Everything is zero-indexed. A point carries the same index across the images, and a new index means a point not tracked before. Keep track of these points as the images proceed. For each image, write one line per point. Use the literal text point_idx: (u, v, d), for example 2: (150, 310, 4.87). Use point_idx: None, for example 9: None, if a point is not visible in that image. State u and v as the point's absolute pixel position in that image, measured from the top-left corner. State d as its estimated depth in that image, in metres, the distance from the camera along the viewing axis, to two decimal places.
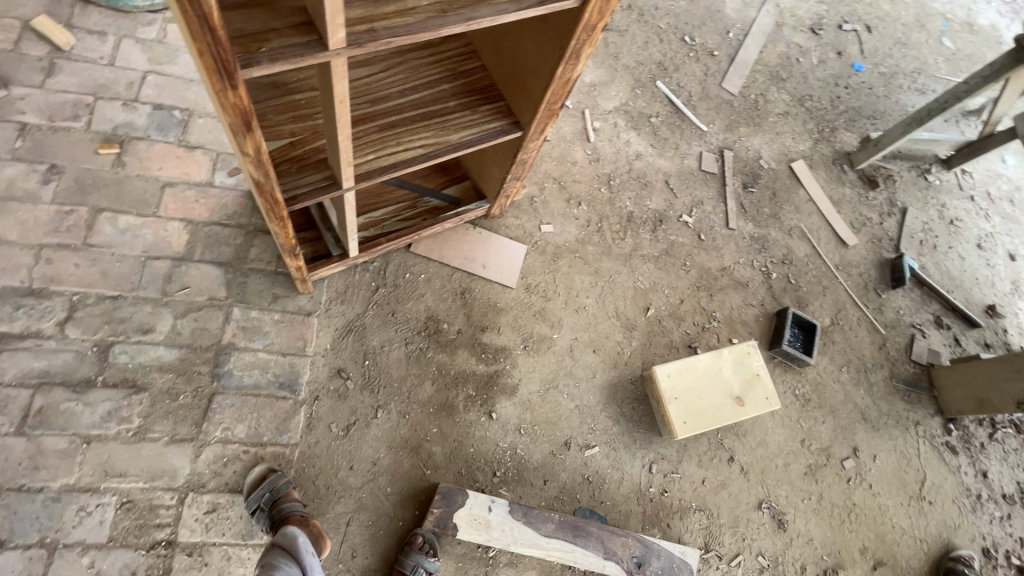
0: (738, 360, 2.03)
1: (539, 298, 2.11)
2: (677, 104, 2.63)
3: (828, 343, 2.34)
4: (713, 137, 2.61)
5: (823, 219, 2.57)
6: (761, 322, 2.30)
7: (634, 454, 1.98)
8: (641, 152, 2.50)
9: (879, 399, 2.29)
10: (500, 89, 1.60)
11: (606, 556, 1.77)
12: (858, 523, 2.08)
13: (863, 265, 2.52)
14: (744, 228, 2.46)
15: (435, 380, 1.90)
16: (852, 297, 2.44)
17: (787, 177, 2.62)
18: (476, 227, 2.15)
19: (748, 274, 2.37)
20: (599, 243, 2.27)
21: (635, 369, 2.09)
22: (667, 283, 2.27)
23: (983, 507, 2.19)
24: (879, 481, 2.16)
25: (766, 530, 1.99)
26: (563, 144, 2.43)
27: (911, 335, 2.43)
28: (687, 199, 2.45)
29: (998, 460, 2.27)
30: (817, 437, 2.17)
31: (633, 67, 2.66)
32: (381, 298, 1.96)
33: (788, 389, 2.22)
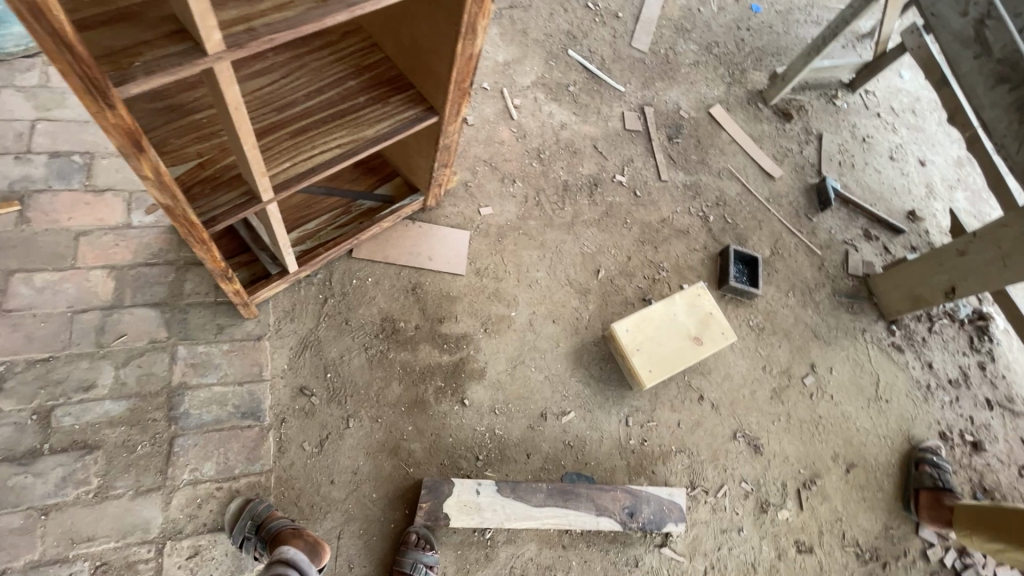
0: (691, 303, 2.11)
1: (491, 280, 2.12)
2: (592, 70, 2.68)
3: (771, 272, 2.45)
4: (632, 96, 2.67)
5: (747, 157, 2.68)
6: (707, 264, 2.39)
7: (609, 412, 2.02)
8: (566, 122, 2.53)
9: (826, 315, 2.42)
10: (408, 78, 1.60)
11: (599, 512, 1.82)
12: (826, 434, 2.20)
13: (791, 193, 2.65)
14: (676, 177, 2.54)
15: (402, 379, 1.89)
16: (786, 226, 2.57)
17: (708, 123, 2.71)
18: (416, 222, 2.13)
19: (687, 221, 2.45)
20: (539, 216, 2.29)
21: (596, 332, 2.14)
22: (612, 244, 2.32)
23: (933, 395, 2.36)
24: (838, 391, 2.29)
25: (745, 457, 2.09)
26: (488, 126, 2.44)
27: (845, 251, 2.58)
28: (617, 159, 2.51)
29: (939, 350, 2.45)
30: (776, 361, 2.28)
31: (543, 40, 2.69)
32: (331, 309, 1.93)
33: (742, 322, 2.32)
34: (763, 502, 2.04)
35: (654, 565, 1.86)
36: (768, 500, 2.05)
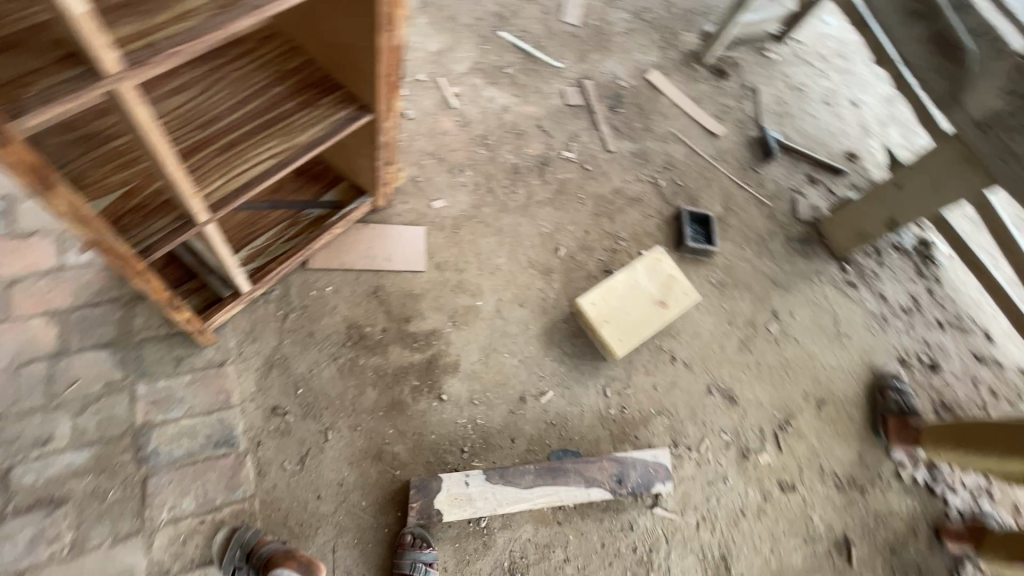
0: (651, 268, 2.14)
1: (452, 273, 2.11)
2: (527, 49, 2.66)
3: (725, 228, 2.51)
4: (570, 71, 2.67)
5: (689, 119, 2.72)
6: (663, 228, 2.43)
7: (587, 385, 2.05)
8: (507, 104, 2.52)
9: (781, 262, 2.50)
10: (336, 78, 1.55)
11: (588, 484, 1.85)
12: (795, 375, 2.29)
13: (735, 149, 2.71)
14: (623, 147, 2.56)
15: (375, 384, 1.87)
16: (734, 181, 2.63)
17: (647, 89, 2.74)
18: (368, 224, 2.10)
19: (638, 188, 2.48)
20: (493, 203, 2.28)
21: (564, 309, 2.15)
22: (569, 220, 2.33)
23: (889, 324, 2.48)
24: (801, 333, 2.38)
25: (721, 409, 2.15)
26: (429, 118, 2.41)
27: (792, 198, 2.66)
28: (563, 136, 2.51)
29: (889, 281, 2.57)
30: (740, 313, 2.35)
31: (473, 25, 2.66)
32: (293, 324, 1.89)
33: (703, 279, 2.38)
34: (744, 449, 2.11)
35: (648, 527, 1.91)
36: (748, 446, 2.12)
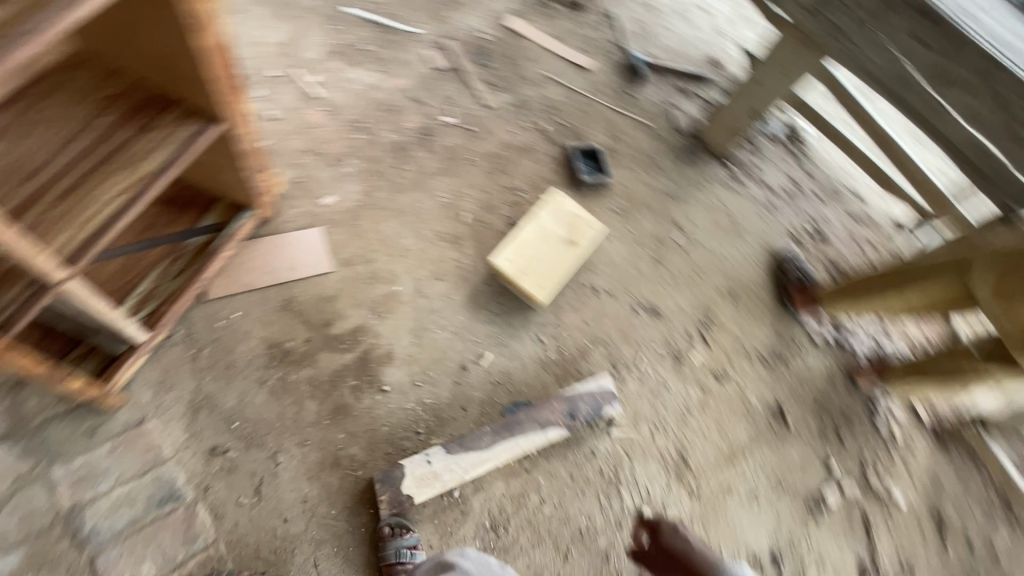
0: (554, 211, 2.20)
1: (362, 265, 2.07)
2: (379, 20, 2.55)
3: (615, 156, 2.60)
4: (429, 34, 2.60)
5: (557, 57, 2.75)
6: (557, 171, 2.49)
7: (522, 338, 2.11)
8: (374, 82, 2.43)
9: (672, 175, 2.63)
10: (169, 94, 1.45)
11: (544, 427, 1.94)
12: (707, 275, 2.46)
13: (607, 78, 2.78)
14: (500, 100, 2.56)
15: (313, 395, 1.83)
16: (613, 109, 2.71)
17: (510, 37, 2.73)
18: (260, 239, 2.00)
19: (525, 138, 2.51)
20: (385, 186, 2.23)
21: (483, 271, 2.17)
22: (466, 185, 2.33)
23: (777, 208, 2.70)
24: (704, 236, 2.55)
25: (649, 325, 2.29)
26: (296, 114, 2.29)
27: (669, 113, 2.78)
28: (439, 102, 2.47)
29: (769, 169, 2.78)
30: (645, 232, 2.47)
31: (317, 6, 2.52)
32: (209, 360, 1.80)
33: (605, 210, 2.47)
34: (677, 354, 2.27)
35: (610, 449, 2.03)
36: (680, 351, 2.28)
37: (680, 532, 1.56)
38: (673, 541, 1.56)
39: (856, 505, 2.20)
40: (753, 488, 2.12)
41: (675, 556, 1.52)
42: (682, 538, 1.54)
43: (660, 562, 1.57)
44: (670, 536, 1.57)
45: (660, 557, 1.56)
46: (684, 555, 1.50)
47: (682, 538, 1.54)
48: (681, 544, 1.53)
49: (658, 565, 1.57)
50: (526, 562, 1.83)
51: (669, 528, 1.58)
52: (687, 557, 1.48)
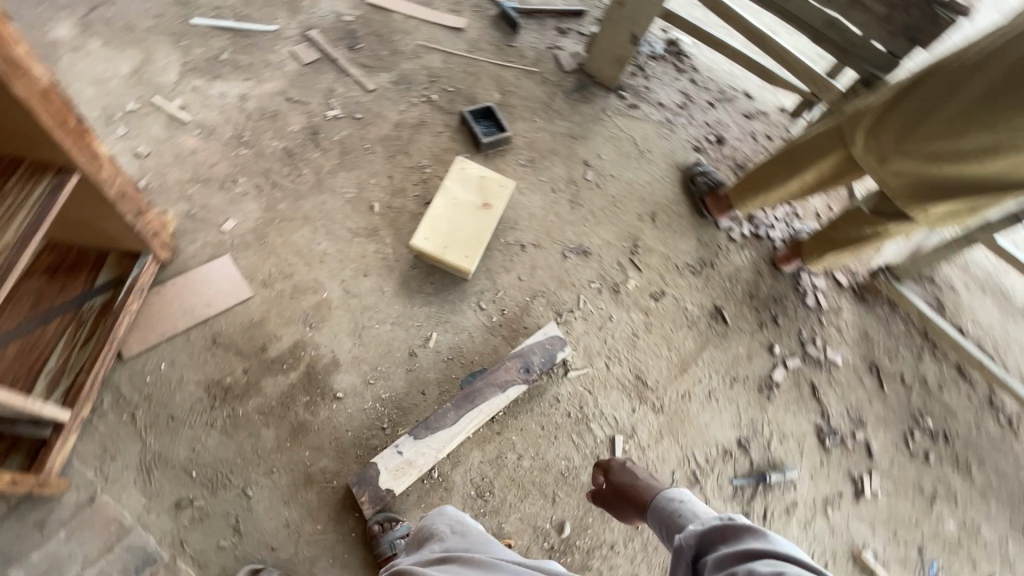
0: (460, 179, 2.19)
1: (283, 282, 2.01)
2: (231, 25, 2.40)
3: (510, 110, 2.59)
4: (289, 28, 2.47)
5: (428, 24, 2.68)
6: (457, 139, 2.46)
7: (463, 310, 2.13)
8: (243, 91, 2.30)
9: (570, 116, 2.66)
10: (11, 152, 1.35)
11: (504, 387, 1.96)
12: (625, 204, 2.53)
13: (484, 34, 2.74)
14: (381, 80, 2.48)
15: (267, 422, 1.80)
16: (497, 64, 2.68)
17: (375, 13, 2.63)
18: (166, 282, 1.91)
19: (416, 113, 2.45)
20: (285, 195, 2.15)
21: (408, 256, 2.15)
22: (368, 175, 2.27)
23: (675, 124, 2.79)
24: (614, 167, 2.60)
25: (581, 265, 2.35)
26: (167, 143, 2.14)
27: (554, 55, 2.78)
28: (318, 96, 2.37)
29: (660, 88, 2.87)
30: (557, 178, 2.50)
31: (158, 24, 2.34)
32: (148, 418, 1.74)
33: (513, 166, 2.48)
34: (614, 286, 2.34)
35: (572, 390, 2.10)
36: (616, 281, 2.35)
37: (625, 468, 1.67)
38: (620, 476, 1.66)
39: (802, 377, 2.38)
40: (710, 389, 2.25)
41: (622, 489, 1.62)
42: (629, 472, 1.65)
43: (610, 498, 1.67)
44: (617, 473, 1.67)
45: (610, 493, 1.66)
46: (629, 488, 1.61)
47: (627, 472, 1.65)
48: (627, 478, 1.64)
49: (609, 502, 1.67)
50: (519, 517, 1.89)
51: (617, 467, 1.68)
52: (633, 488, 1.59)
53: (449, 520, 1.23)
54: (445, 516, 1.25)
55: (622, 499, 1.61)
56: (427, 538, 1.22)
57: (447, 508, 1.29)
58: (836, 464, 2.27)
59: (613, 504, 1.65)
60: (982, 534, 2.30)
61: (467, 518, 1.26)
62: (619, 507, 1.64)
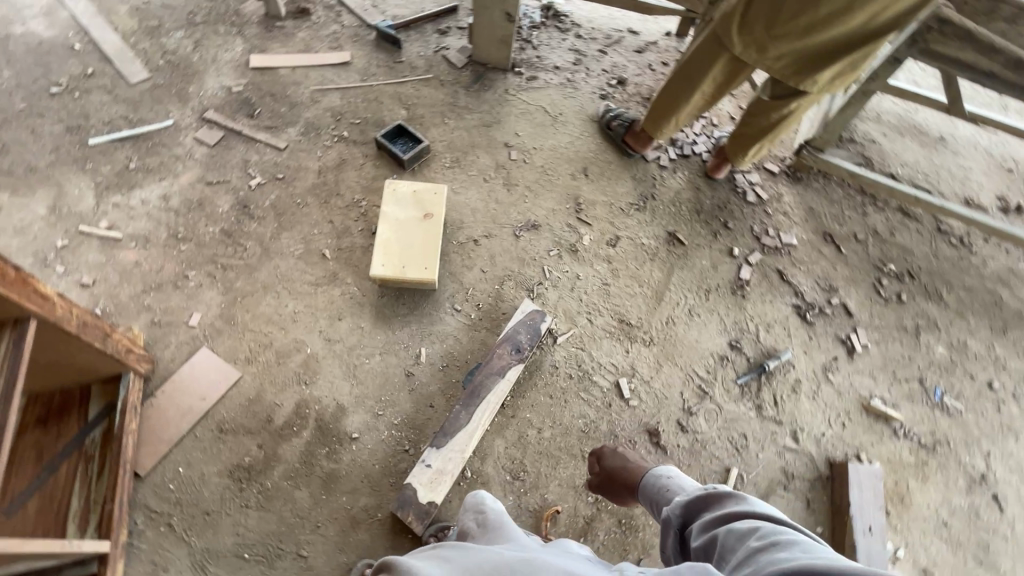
0: (395, 200, 2.26)
1: (266, 352, 2.06)
2: (128, 132, 2.43)
3: (420, 121, 2.66)
4: (185, 117, 2.51)
5: (315, 68, 2.73)
6: (381, 164, 2.52)
7: (442, 317, 2.20)
8: (163, 190, 2.33)
9: (477, 107, 2.74)
10: None
11: (503, 373, 2.04)
12: (555, 170, 2.63)
13: (371, 59, 2.81)
14: (290, 135, 2.53)
15: (298, 483, 1.86)
16: (393, 82, 2.75)
17: (262, 75, 2.68)
18: (156, 393, 1.94)
19: (334, 154, 2.51)
20: (239, 273, 2.20)
21: (374, 288, 2.22)
22: (310, 226, 2.33)
23: (576, 81, 2.90)
24: (533, 140, 2.70)
25: (535, 239, 2.44)
26: (108, 263, 2.16)
27: (443, 56, 2.87)
28: (237, 171, 2.41)
29: (551, 53, 2.97)
30: (485, 167, 2.59)
31: (58, 156, 2.35)
32: (185, 521, 1.78)
33: (441, 170, 2.55)
34: (571, 247, 2.44)
35: (566, 354, 2.20)
36: (571, 242, 2.46)
37: (615, 452, 1.80)
38: (612, 461, 1.79)
39: (766, 268, 2.52)
40: (689, 307, 2.37)
41: (613, 472, 1.75)
42: (620, 456, 1.79)
43: (603, 481, 1.79)
44: (608, 457, 1.81)
45: (603, 478, 1.79)
46: (620, 469, 1.75)
47: (617, 456, 1.79)
48: (617, 461, 1.78)
49: (603, 486, 1.80)
50: (558, 483, 1.98)
51: (608, 453, 1.83)
52: (624, 471, 1.73)
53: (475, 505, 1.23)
54: (475, 500, 1.25)
55: (615, 482, 1.74)
56: (461, 527, 1.24)
57: (479, 493, 1.28)
58: (824, 333, 2.41)
59: (606, 488, 1.78)
60: (969, 347, 2.47)
61: (494, 500, 1.24)
62: (613, 490, 1.76)
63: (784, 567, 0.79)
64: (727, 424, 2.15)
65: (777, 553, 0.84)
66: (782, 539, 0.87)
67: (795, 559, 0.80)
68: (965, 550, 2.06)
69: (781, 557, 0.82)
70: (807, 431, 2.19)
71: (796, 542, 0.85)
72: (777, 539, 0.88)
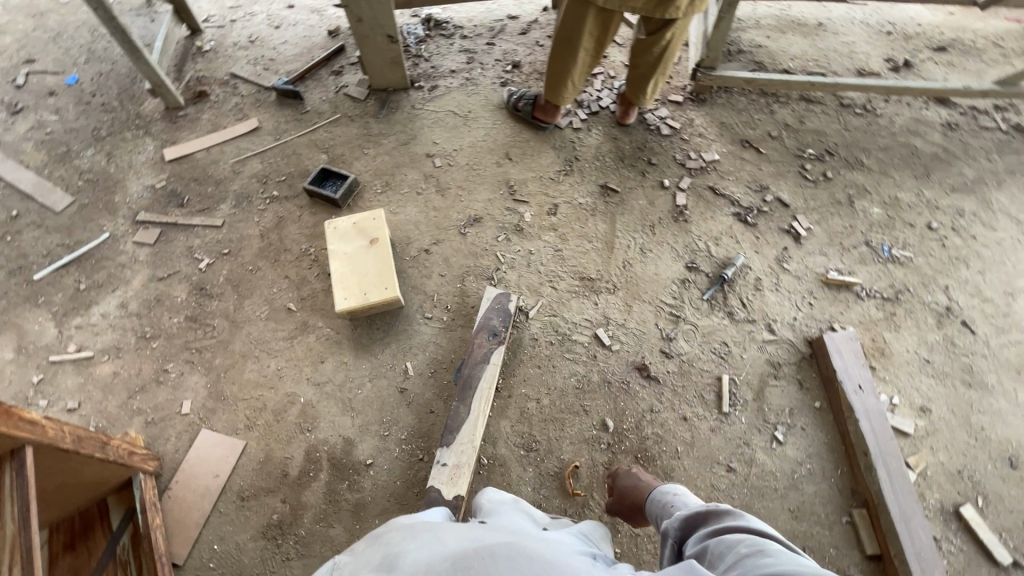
0: (340, 236, 2.34)
1: (262, 414, 2.12)
2: (69, 257, 2.48)
3: (341, 159, 2.76)
4: (119, 225, 2.57)
5: (229, 143, 2.82)
6: (317, 210, 2.61)
7: (417, 329, 2.29)
8: (119, 298, 2.38)
9: (390, 129, 2.85)
10: None
11: (488, 358, 2.14)
12: (480, 163, 2.74)
13: (279, 117, 2.90)
14: (224, 210, 2.61)
15: (329, 522, 1.92)
16: (306, 132, 2.85)
17: (180, 163, 2.76)
18: (171, 485, 2.00)
19: (271, 214, 2.59)
20: (215, 350, 2.26)
21: (346, 323, 2.30)
22: (269, 287, 2.40)
23: (474, 77, 3.03)
24: (451, 143, 2.81)
25: (480, 231, 2.54)
26: (87, 382, 2.20)
27: (345, 94, 2.98)
28: (183, 259, 2.48)
29: (443, 59, 3.10)
30: (414, 182, 2.69)
31: (8, 299, 2.39)
32: None
33: (375, 198, 2.65)
34: (515, 228, 2.55)
35: (541, 324, 2.30)
36: (515, 223, 2.56)
37: (628, 471, 1.78)
38: (625, 481, 1.76)
39: (698, 189, 2.66)
40: (641, 246, 2.49)
41: (624, 492, 1.73)
42: (633, 476, 1.76)
43: (615, 505, 1.76)
44: (622, 478, 1.78)
45: (616, 500, 1.76)
46: (632, 490, 1.72)
47: (630, 475, 1.76)
48: (630, 481, 1.75)
49: (616, 509, 1.76)
50: (570, 442, 2.06)
51: (622, 473, 1.80)
52: (635, 491, 1.70)
53: (485, 498, 1.41)
54: (484, 497, 1.44)
55: (625, 503, 1.71)
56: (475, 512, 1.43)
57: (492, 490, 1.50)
58: (768, 229, 2.54)
59: (617, 509, 1.74)
60: (902, 200, 2.63)
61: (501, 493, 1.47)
62: (624, 513, 1.72)
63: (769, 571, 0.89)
64: (706, 338, 2.26)
65: (763, 559, 0.94)
66: (768, 548, 0.98)
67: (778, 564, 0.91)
68: (953, 378, 2.19)
69: (766, 562, 0.93)
70: (779, 321, 2.31)
71: (781, 552, 0.96)
72: (765, 547, 0.98)
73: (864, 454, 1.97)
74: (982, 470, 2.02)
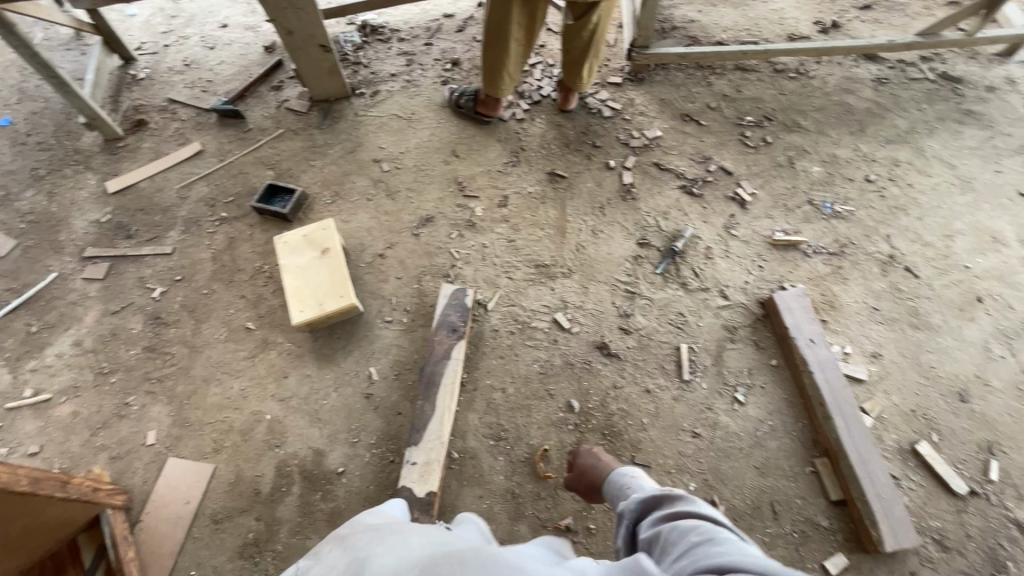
0: (291, 250, 2.33)
1: (229, 435, 2.11)
2: (17, 301, 2.43)
3: (288, 173, 2.74)
4: (67, 264, 2.53)
5: (172, 169, 2.79)
6: (268, 226, 2.60)
7: (378, 334, 2.30)
8: (73, 337, 2.35)
9: (335, 139, 2.84)
10: None
11: (449, 354, 2.15)
12: (427, 163, 2.75)
13: (221, 138, 2.88)
14: (173, 237, 2.58)
15: (305, 534, 1.93)
16: (250, 150, 2.83)
17: (124, 195, 2.72)
18: (142, 517, 1.98)
19: (221, 236, 2.58)
20: (176, 377, 2.24)
21: (306, 335, 2.30)
22: (225, 309, 2.39)
23: (414, 79, 3.03)
24: (397, 146, 2.81)
25: (433, 230, 2.55)
26: (47, 424, 2.17)
27: (286, 108, 2.96)
28: (136, 290, 2.45)
29: (382, 64, 3.10)
30: (363, 188, 2.69)
31: None
32: None
33: (324, 208, 2.64)
34: (467, 223, 2.56)
35: (501, 315, 2.32)
36: (467, 219, 2.58)
37: (590, 449, 1.78)
38: (585, 460, 1.77)
39: (644, 166, 2.70)
40: (592, 228, 2.52)
41: (584, 471, 1.74)
42: (594, 455, 1.76)
43: (574, 480, 1.79)
44: (583, 457, 1.78)
45: (576, 477, 1.78)
46: (591, 469, 1.72)
47: (591, 453, 1.76)
48: (591, 460, 1.75)
49: (575, 485, 1.78)
50: (537, 427, 2.09)
51: (583, 451, 1.79)
52: (595, 470, 1.71)
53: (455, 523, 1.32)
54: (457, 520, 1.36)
55: (584, 481, 1.73)
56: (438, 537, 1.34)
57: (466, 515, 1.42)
58: (714, 199, 2.60)
59: (575, 484, 1.77)
60: (840, 156, 2.70)
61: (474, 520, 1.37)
62: (583, 490, 1.75)
63: (717, 562, 0.85)
64: (663, 310, 2.31)
65: (711, 547, 0.89)
66: (718, 535, 0.93)
67: (727, 554, 0.86)
68: (901, 322, 2.27)
69: (714, 551, 0.88)
70: (732, 286, 2.36)
71: (730, 540, 0.91)
72: (714, 534, 0.94)
73: (821, 404, 2.04)
74: (934, 407, 2.10)
